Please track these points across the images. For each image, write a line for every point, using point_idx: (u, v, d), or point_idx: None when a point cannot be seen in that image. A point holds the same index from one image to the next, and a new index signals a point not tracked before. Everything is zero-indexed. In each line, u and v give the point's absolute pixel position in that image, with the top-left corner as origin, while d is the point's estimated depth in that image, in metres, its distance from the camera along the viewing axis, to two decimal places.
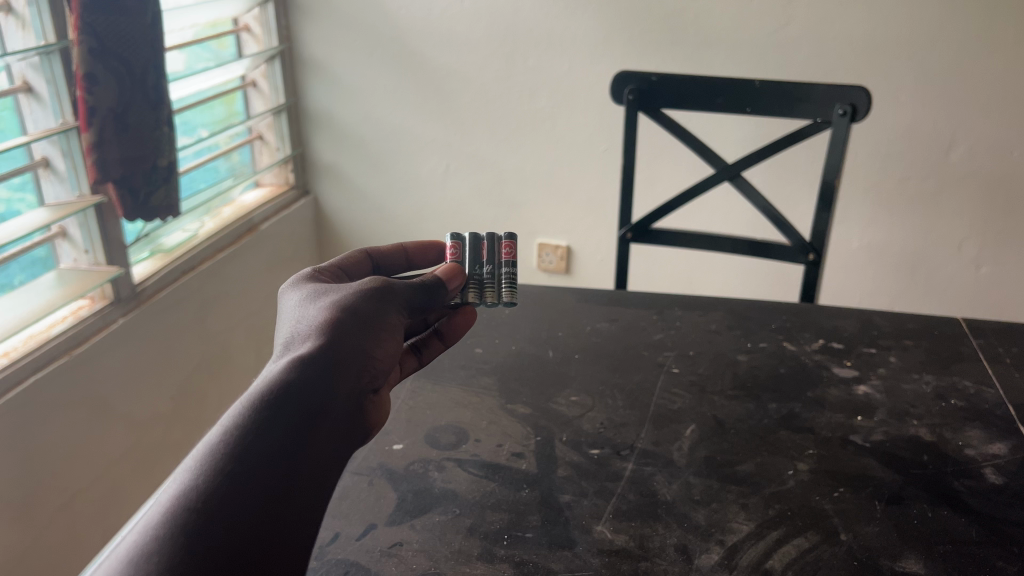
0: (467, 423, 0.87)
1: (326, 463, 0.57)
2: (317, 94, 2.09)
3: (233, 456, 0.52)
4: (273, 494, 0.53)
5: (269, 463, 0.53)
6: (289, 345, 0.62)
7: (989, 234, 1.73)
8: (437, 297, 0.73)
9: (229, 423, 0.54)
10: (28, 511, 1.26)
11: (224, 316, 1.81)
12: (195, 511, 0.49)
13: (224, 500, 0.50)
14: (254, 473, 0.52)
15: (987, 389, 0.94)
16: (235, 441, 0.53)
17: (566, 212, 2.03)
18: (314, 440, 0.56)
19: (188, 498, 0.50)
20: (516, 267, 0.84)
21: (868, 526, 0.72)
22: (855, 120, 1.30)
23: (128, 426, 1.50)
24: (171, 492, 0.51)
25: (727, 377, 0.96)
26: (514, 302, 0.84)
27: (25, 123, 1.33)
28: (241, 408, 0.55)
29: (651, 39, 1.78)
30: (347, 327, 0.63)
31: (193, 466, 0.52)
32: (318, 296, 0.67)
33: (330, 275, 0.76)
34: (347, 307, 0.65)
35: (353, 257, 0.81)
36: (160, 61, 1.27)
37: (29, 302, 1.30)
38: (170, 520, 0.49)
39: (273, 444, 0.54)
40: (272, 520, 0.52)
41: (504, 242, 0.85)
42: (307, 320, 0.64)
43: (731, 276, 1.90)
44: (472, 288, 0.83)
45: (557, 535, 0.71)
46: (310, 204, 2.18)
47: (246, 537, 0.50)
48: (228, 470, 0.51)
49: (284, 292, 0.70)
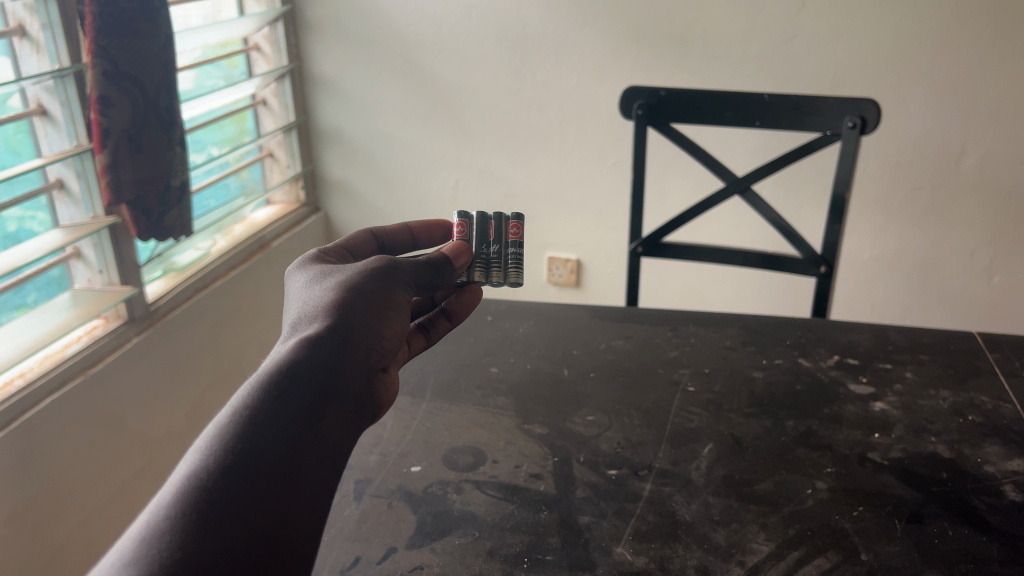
0: (484, 443, 0.87)
1: (339, 443, 0.56)
2: (326, 111, 2.10)
3: (244, 433, 0.51)
4: (288, 469, 0.51)
5: (281, 443, 0.52)
6: (297, 326, 0.62)
7: (1001, 244, 1.72)
8: (443, 274, 0.74)
9: (238, 403, 0.53)
10: (45, 529, 1.26)
11: (238, 335, 1.83)
12: (206, 489, 0.48)
13: (237, 477, 0.49)
14: (267, 451, 0.51)
15: (1005, 404, 0.94)
16: (246, 421, 0.52)
17: (577, 225, 2.03)
18: (326, 418, 0.55)
19: (199, 475, 0.48)
20: (522, 248, 0.86)
21: (889, 545, 0.72)
22: (865, 132, 1.30)
23: (144, 444, 1.50)
24: (183, 472, 0.49)
25: (743, 395, 0.96)
26: (518, 283, 0.86)
27: (39, 145, 1.34)
28: (251, 387, 0.54)
29: (659, 55, 1.79)
30: (354, 307, 0.63)
31: (204, 445, 0.51)
32: (322, 277, 0.67)
33: (336, 256, 0.76)
34: (353, 287, 0.65)
35: (359, 237, 0.81)
36: (173, 81, 1.28)
37: (44, 323, 1.31)
38: (184, 498, 0.47)
39: (284, 422, 0.53)
40: (291, 500, 0.50)
41: (512, 221, 0.86)
42: (312, 301, 0.64)
43: (741, 289, 1.90)
44: (478, 268, 0.84)
45: (578, 557, 0.71)
46: (320, 220, 2.19)
47: (261, 517, 0.48)
48: (237, 449, 0.50)
49: (290, 274, 0.70)
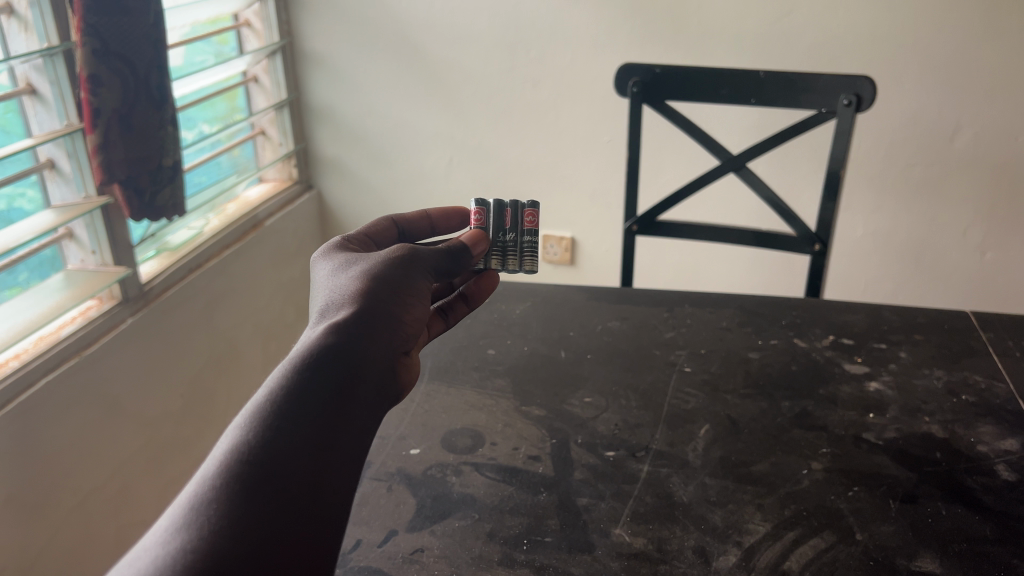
0: (483, 426, 0.88)
1: (369, 421, 0.55)
2: (318, 88, 2.09)
3: (280, 412, 0.51)
4: (322, 446, 0.51)
5: (315, 422, 0.51)
6: (326, 313, 0.61)
7: (994, 221, 1.72)
8: (462, 262, 0.73)
9: (273, 384, 0.53)
10: (44, 510, 1.27)
11: (232, 315, 1.82)
12: (247, 465, 0.48)
13: (275, 453, 0.49)
14: (303, 429, 0.50)
15: (998, 383, 0.95)
16: (282, 399, 0.51)
17: (571, 203, 2.02)
18: (357, 398, 0.55)
19: (239, 452, 0.48)
20: (538, 236, 0.86)
21: (883, 526, 0.73)
22: (861, 110, 1.29)
23: (140, 424, 1.50)
24: (223, 449, 0.49)
25: (740, 375, 0.97)
26: (534, 269, 0.87)
27: (30, 125, 1.33)
28: (285, 369, 0.54)
29: (654, 31, 1.77)
30: (380, 294, 0.63)
31: (243, 423, 0.50)
32: (348, 266, 0.67)
33: (358, 244, 0.76)
34: (378, 274, 0.64)
35: (380, 225, 0.81)
36: (163, 60, 1.27)
37: (38, 304, 1.31)
38: (225, 474, 0.47)
39: (319, 400, 0.52)
40: (325, 486, 0.49)
41: (527, 209, 0.86)
42: (339, 289, 0.64)
43: (735, 266, 1.91)
44: (494, 255, 0.85)
45: (576, 539, 0.72)
46: (313, 198, 2.18)
47: (300, 493, 0.48)
48: (274, 426, 0.50)
49: (316, 263, 0.70)
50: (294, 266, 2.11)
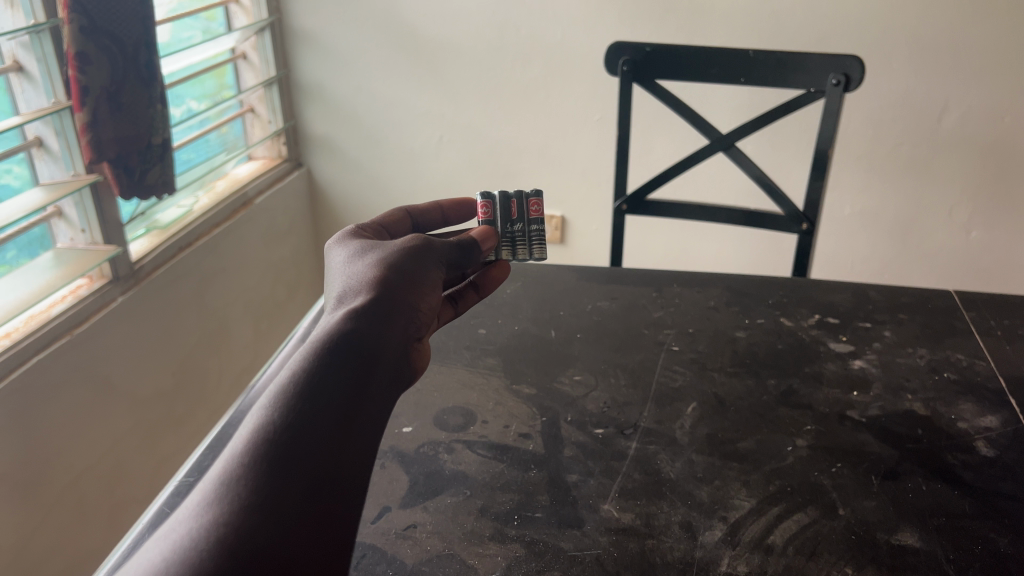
0: (474, 404, 0.89)
1: (387, 404, 0.56)
2: (307, 66, 2.08)
3: (304, 391, 0.51)
4: (345, 426, 0.51)
5: (338, 402, 0.52)
6: (342, 300, 0.62)
7: (979, 200, 1.74)
8: (471, 255, 0.74)
9: (295, 364, 0.53)
10: (38, 487, 1.28)
11: (223, 293, 1.83)
12: (273, 443, 0.48)
13: (301, 431, 0.49)
14: (327, 408, 0.51)
15: (979, 361, 0.97)
16: (306, 379, 0.52)
17: (561, 181, 2.03)
18: (376, 381, 0.55)
19: (266, 430, 0.49)
20: (544, 225, 0.87)
21: (865, 501, 0.75)
22: (849, 89, 1.30)
23: (132, 402, 1.51)
24: (249, 428, 0.50)
25: (727, 354, 0.98)
26: (542, 258, 0.88)
27: (17, 103, 1.31)
28: (306, 351, 0.54)
29: (644, 9, 1.77)
30: (395, 282, 0.63)
31: (267, 401, 0.51)
32: (362, 254, 0.67)
33: (372, 232, 0.76)
34: (393, 264, 0.65)
35: (392, 215, 0.81)
36: (151, 38, 1.26)
37: (28, 283, 1.31)
38: (251, 452, 0.48)
39: (340, 381, 0.53)
40: (347, 463, 0.50)
41: (532, 199, 0.87)
42: (355, 276, 0.64)
43: (723, 245, 1.92)
44: (505, 246, 0.85)
45: (565, 514, 0.73)
46: (303, 176, 2.17)
47: (324, 471, 0.48)
48: (298, 405, 0.50)
49: (330, 250, 0.71)
50: (284, 245, 2.11)
